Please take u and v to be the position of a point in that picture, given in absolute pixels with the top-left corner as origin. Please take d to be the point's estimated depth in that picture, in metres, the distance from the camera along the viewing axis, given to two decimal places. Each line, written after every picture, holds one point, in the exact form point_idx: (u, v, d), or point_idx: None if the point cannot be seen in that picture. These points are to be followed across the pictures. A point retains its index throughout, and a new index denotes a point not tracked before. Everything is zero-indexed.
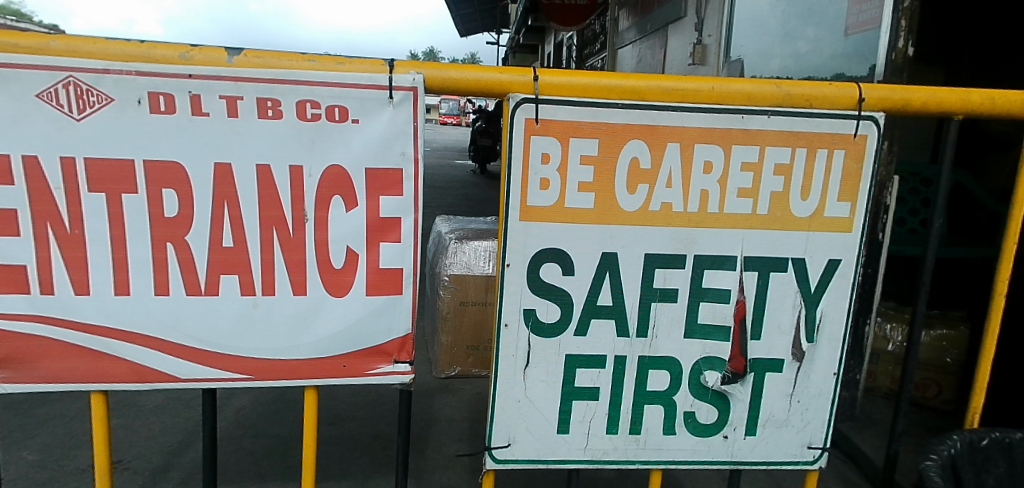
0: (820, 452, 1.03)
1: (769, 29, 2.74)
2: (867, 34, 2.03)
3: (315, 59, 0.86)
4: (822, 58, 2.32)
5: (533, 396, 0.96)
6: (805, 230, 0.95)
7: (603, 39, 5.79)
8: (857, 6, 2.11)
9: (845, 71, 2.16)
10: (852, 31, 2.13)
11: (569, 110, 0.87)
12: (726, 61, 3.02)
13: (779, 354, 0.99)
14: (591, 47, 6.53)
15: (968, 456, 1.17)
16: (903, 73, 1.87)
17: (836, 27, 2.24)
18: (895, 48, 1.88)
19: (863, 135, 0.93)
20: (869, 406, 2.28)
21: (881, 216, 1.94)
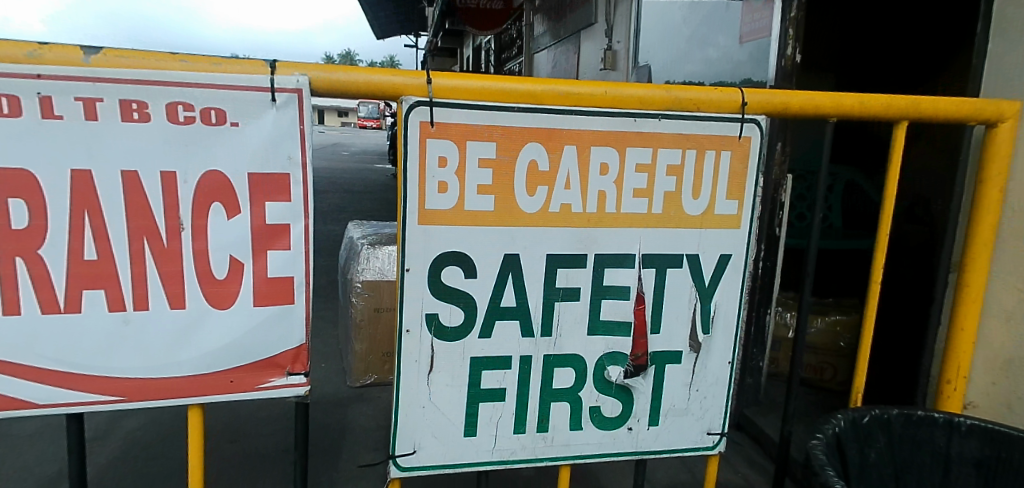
0: (718, 437, 1.09)
1: (674, 37, 2.88)
2: (760, 42, 2.19)
3: (187, 59, 0.83)
4: (722, 66, 2.46)
5: (438, 401, 0.95)
6: (697, 228, 1.00)
7: (522, 43, 5.88)
8: (752, 16, 2.27)
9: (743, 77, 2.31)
10: (746, 39, 2.30)
11: (465, 114, 0.88)
12: (635, 67, 3.15)
13: (677, 346, 1.03)
14: (509, 52, 6.61)
15: (851, 432, 1.27)
16: (793, 78, 2.00)
17: (734, 34, 2.39)
18: (784, 55, 2.01)
19: (747, 137, 0.99)
20: (771, 390, 2.42)
21: (777, 213, 2.06)
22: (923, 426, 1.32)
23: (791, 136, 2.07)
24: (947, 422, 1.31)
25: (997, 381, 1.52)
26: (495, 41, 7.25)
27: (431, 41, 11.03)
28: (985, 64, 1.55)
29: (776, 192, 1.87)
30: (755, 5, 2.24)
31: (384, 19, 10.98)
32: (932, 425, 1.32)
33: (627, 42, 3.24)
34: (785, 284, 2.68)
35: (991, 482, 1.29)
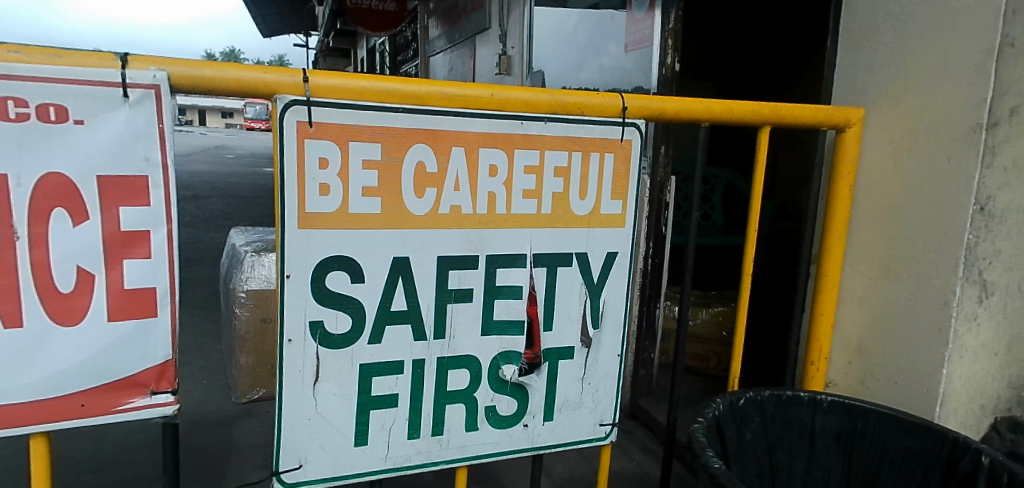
0: (610, 427, 1.12)
1: (565, 44, 2.97)
2: (643, 52, 2.31)
3: (19, 50, 0.76)
4: (610, 74, 2.57)
5: (326, 411, 0.92)
6: (585, 227, 1.03)
7: (417, 45, 5.83)
8: (635, 26, 2.39)
9: (629, 84, 2.42)
10: (631, 47, 2.42)
11: (347, 114, 0.85)
12: (529, 71, 3.23)
13: (570, 342, 1.06)
14: (403, 53, 6.53)
15: (729, 415, 1.36)
16: (673, 85, 2.10)
17: (619, 43, 2.51)
18: (664, 65, 2.11)
19: (628, 140, 1.02)
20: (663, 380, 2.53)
21: (663, 212, 2.16)
22: (791, 405, 1.44)
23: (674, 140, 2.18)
24: (811, 401, 1.44)
25: (852, 361, 1.68)
26: (390, 43, 7.15)
27: (322, 41, 10.70)
28: (835, 74, 1.71)
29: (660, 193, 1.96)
30: (638, 15, 2.37)
31: (269, 17, 10.53)
32: (799, 404, 1.44)
33: (519, 48, 3.31)
34: (672, 280, 2.82)
35: (850, 452, 1.42)
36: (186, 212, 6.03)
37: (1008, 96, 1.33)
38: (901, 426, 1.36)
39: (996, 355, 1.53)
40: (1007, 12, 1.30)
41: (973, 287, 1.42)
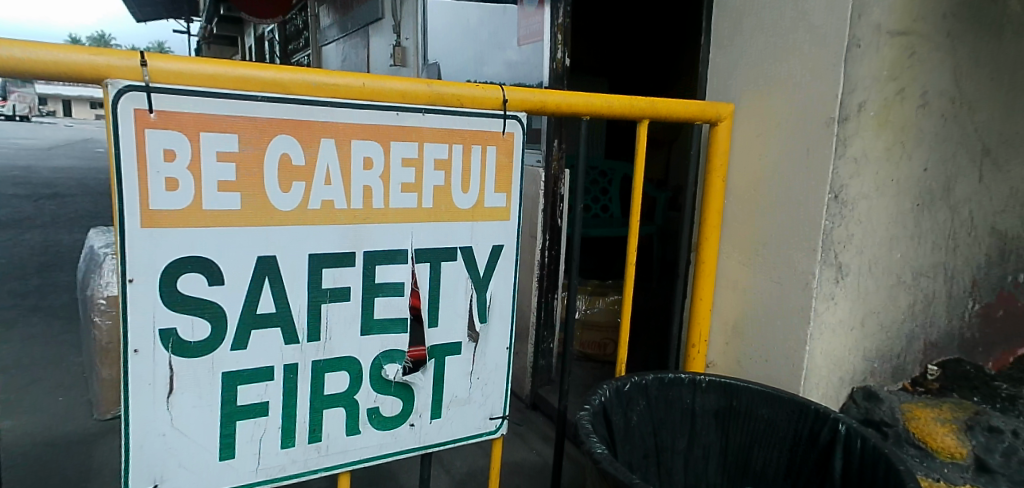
0: (500, 420, 1.12)
1: (459, 38, 2.98)
2: (534, 47, 2.36)
3: None
4: (503, 67, 2.62)
5: (183, 425, 0.86)
6: (469, 221, 1.01)
7: (308, 34, 5.62)
8: (526, 20, 2.42)
9: (523, 78, 2.46)
10: (524, 42, 2.45)
11: (196, 102, 0.79)
12: (426, 64, 3.27)
13: (457, 337, 1.04)
14: (294, 43, 6.29)
15: (615, 399, 1.45)
16: (564, 80, 2.13)
17: (512, 38, 2.55)
18: (555, 59, 2.14)
19: (510, 132, 1.02)
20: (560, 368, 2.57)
21: (558, 205, 2.18)
22: (673, 387, 1.54)
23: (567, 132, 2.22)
24: (691, 381, 1.55)
25: (728, 341, 1.81)
26: (279, 33, 6.85)
27: (202, 27, 10.06)
28: (709, 72, 1.82)
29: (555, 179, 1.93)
30: (528, 10, 2.41)
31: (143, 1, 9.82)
32: (680, 385, 1.54)
33: (414, 40, 3.35)
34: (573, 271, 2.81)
35: (727, 426, 1.55)
36: (47, 212, 5.51)
37: (854, 93, 1.50)
38: (770, 400, 1.50)
39: (850, 331, 1.72)
40: (852, 15, 1.45)
41: (830, 269, 1.58)
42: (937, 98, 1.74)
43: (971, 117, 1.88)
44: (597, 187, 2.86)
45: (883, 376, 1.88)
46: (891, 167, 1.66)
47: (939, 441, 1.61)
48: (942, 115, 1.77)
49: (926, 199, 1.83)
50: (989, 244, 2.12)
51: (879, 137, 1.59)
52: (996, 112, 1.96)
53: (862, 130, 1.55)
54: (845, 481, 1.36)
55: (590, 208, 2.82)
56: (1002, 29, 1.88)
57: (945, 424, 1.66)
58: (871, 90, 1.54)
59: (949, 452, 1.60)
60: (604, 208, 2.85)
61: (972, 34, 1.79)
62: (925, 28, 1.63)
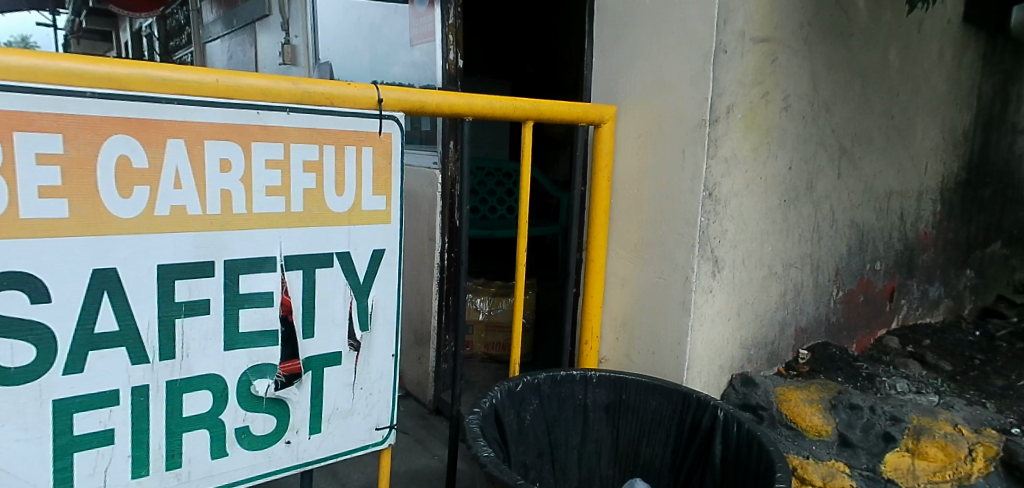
0: (387, 430, 1.08)
1: (350, 36, 2.90)
2: (426, 47, 2.33)
3: None
4: (396, 68, 2.57)
5: (5, 462, 0.76)
6: (345, 225, 0.97)
7: (190, 30, 5.29)
8: (418, 21, 2.39)
9: (417, 79, 2.43)
10: (416, 42, 2.41)
11: (9, 97, 0.71)
12: (317, 64, 3.15)
13: (336, 347, 1.00)
14: (175, 40, 5.91)
15: (507, 401, 1.44)
16: (457, 81, 2.11)
17: (403, 38, 2.51)
18: (448, 61, 2.12)
19: (387, 133, 0.99)
20: (468, 371, 2.52)
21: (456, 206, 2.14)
22: (565, 384, 1.57)
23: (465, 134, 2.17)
24: (582, 378, 1.58)
25: (618, 336, 1.88)
26: (158, 28, 6.40)
27: (68, 21, 9.24)
28: (592, 75, 1.86)
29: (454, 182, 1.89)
30: (419, 10, 2.37)
31: None
32: (571, 382, 1.57)
33: (305, 38, 3.24)
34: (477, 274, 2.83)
35: (617, 417, 1.60)
36: None
37: (722, 97, 1.60)
38: (657, 391, 1.55)
39: (727, 321, 1.82)
40: (718, 23, 1.55)
41: (707, 262, 1.68)
42: (798, 101, 1.88)
43: (829, 118, 2.04)
44: (502, 189, 2.87)
45: (760, 363, 2.00)
46: (759, 166, 1.78)
47: (807, 420, 1.73)
48: (802, 116, 1.91)
49: (792, 195, 1.96)
50: (849, 235, 2.31)
51: (747, 138, 1.71)
52: (850, 114, 2.14)
53: (731, 131, 1.66)
54: (724, 465, 1.44)
55: (495, 211, 2.85)
56: (852, 37, 2.06)
57: (813, 404, 1.79)
58: (738, 94, 1.65)
59: (816, 430, 1.72)
60: (510, 210, 2.87)
61: (826, 42, 1.95)
62: (784, 35, 1.76)
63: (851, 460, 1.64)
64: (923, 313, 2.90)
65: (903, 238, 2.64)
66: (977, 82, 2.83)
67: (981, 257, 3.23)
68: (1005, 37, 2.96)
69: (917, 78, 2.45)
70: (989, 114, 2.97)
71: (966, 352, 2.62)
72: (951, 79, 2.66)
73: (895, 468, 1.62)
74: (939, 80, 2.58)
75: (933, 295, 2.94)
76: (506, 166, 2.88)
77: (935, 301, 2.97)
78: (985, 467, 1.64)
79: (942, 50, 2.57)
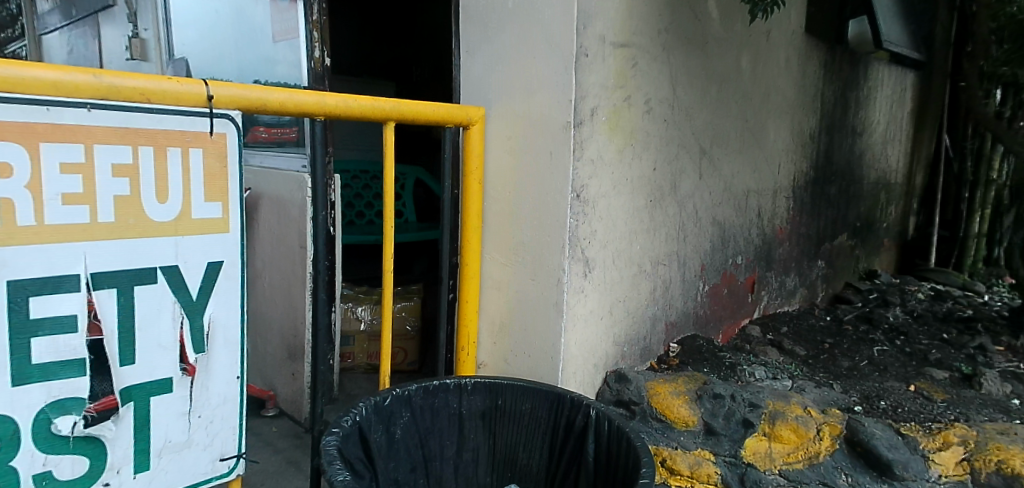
0: (234, 460, 1.00)
1: (206, 30, 2.69)
2: (290, 43, 2.20)
3: None
4: (257, 66, 2.42)
5: None
6: (172, 235, 0.88)
7: (23, 21, 4.73)
8: (280, 15, 2.25)
9: (281, 77, 2.29)
10: (279, 38, 2.28)
11: None
12: (170, 59, 2.90)
13: (165, 373, 0.90)
14: (7, 32, 5.28)
15: (373, 417, 1.38)
16: (324, 80, 2.00)
17: (264, 35, 2.36)
18: (313, 58, 1.99)
19: (221, 133, 0.91)
20: (347, 384, 2.41)
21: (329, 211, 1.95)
22: (439, 394, 1.52)
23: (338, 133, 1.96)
24: (456, 386, 1.54)
25: (496, 341, 1.86)
26: None
27: None
28: (460, 76, 1.83)
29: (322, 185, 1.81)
30: (281, 5, 2.23)
31: None
32: (445, 391, 1.52)
33: (155, 32, 2.98)
34: (358, 282, 2.73)
35: (493, 424, 1.58)
36: None
37: (586, 99, 1.63)
38: (531, 394, 1.54)
39: (600, 320, 1.85)
40: (578, 26, 1.57)
41: (577, 263, 1.70)
42: (658, 105, 1.95)
43: (689, 121, 2.13)
44: None
45: (633, 359, 2.06)
46: (625, 167, 1.84)
47: (675, 412, 1.81)
48: (663, 120, 1.99)
49: (657, 195, 2.03)
50: (712, 232, 2.44)
51: (611, 140, 1.76)
52: (708, 117, 2.25)
53: (596, 133, 1.69)
54: (597, 463, 1.45)
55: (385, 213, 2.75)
56: (707, 45, 2.17)
57: (680, 396, 1.87)
58: (601, 97, 1.69)
59: (683, 421, 1.80)
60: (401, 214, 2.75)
61: (684, 48, 2.04)
62: (643, 41, 1.83)
63: (715, 448, 1.74)
64: (781, 302, 3.13)
65: (761, 233, 2.82)
66: (820, 88, 3.09)
67: (829, 249, 3.53)
68: (842, 48, 3.25)
69: (766, 84, 2.63)
70: (831, 118, 3.25)
71: (818, 337, 2.85)
72: (797, 86, 2.88)
73: (754, 453, 1.72)
74: (786, 86, 2.79)
75: (789, 285, 3.18)
76: None
77: (792, 291, 3.21)
78: (831, 445, 1.77)
79: (788, 58, 2.77)
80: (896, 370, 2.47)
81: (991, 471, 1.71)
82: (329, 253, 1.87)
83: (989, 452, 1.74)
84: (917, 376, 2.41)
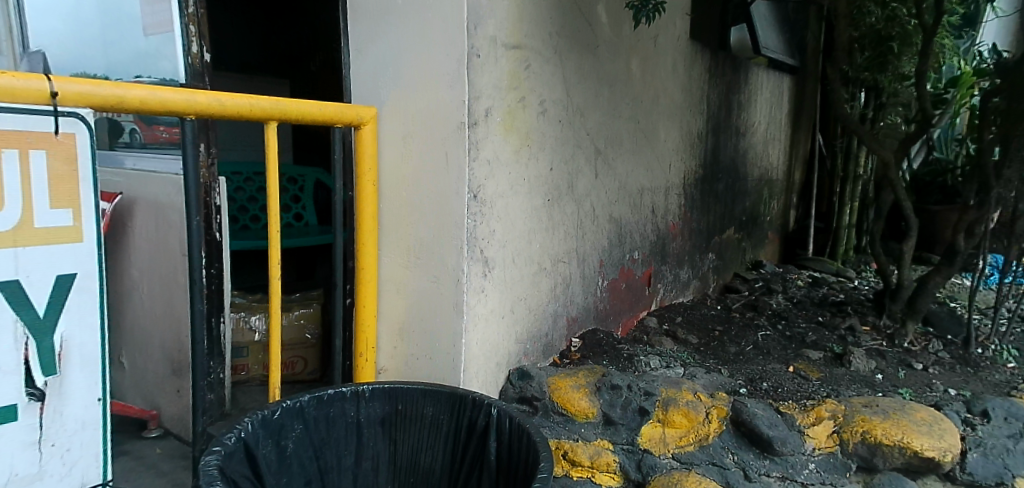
0: (98, 480, 1.02)
1: (67, 21, 2.48)
2: (163, 37, 2.04)
3: None
4: (127, 62, 2.25)
5: None
6: (14, 249, 0.88)
7: None
8: (150, 8, 2.07)
9: (152, 72, 2.14)
10: (150, 31, 2.11)
11: None
12: (25, 52, 2.65)
13: (11, 398, 0.91)
14: None
15: (261, 432, 1.32)
16: (205, 77, 1.84)
17: (134, 29, 2.19)
18: (190, 53, 1.83)
19: (67, 134, 0.92)
20: (241, 397, 2.28)
21: (214, 216, 1.75)
22: (334, 403, 1.47)
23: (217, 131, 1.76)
24: (353, 394, 1.49)
25: (396, 345, 1.82)
26: None
27: None
28: (351, 74, 1.77)
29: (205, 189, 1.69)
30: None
31: None
32: (341, 399, 1.48)
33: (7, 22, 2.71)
34: (251, 289, 2.59)
35: (393, 430, 1.54)
36: None
37: (479, 100, 1.63)
38: (432, 397, 1.53)
39: (501, 318, 1.85)
40: (468, 27, 1.57)
41: (476, 263, 1.70)
42: (553, 106, 1.99)
43: (583, 122, 2.18)
44: (290, 193, 2.59)
45: (536, 355, 2.08)
46: (521, 167, 1.85)
47: (575, 405, 1.85)
48: (558, 120, 2.03)
49: (555, 195, 2.07)
50: (609, 229, 2.51)
51: (507, 141, 1.77)
52: (602, 119, 2.31)
53: (491, 134, 1.70)
54: (499, 462, 1.45)
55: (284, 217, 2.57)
56: (598, 48, 2.23)
57: (581, 389, 1.91)
58: (495, 98, 1.70)
59: (583, 413, 1.84)
60: (299, 218, 2.60)
61: (575, 51, 2.08)
62: (536, 43, 1.85)
63: (614, 437, 1.82)
64: (676, 294, 3.27)
65: (656, 229, 2.94)
66: (705, 91, 3.25)
67: (719, 242, 3.73)
68: (724, 54, 3.44)
69: (656, 87, 2.73)
70: (716, 119, 3.43)
71: (710, 325, 3.01)
72: (684, 89, 3.02)
73: (650, 439, 1.80)
74: (674, 88, 2.91)
75: (683, 277, 3.33)
76: (290, 171, 2.58)
77: (685, 283, 3.36)
78: (718, 426, 1.87)
79: (675, 62, 2.90)
80: (778, 353, 2.65)
81: (858, 441, 1.86)
82: (213, 261, 1.75)
83: (855, 423, 1.90)
84: (796, 357, 2.60)
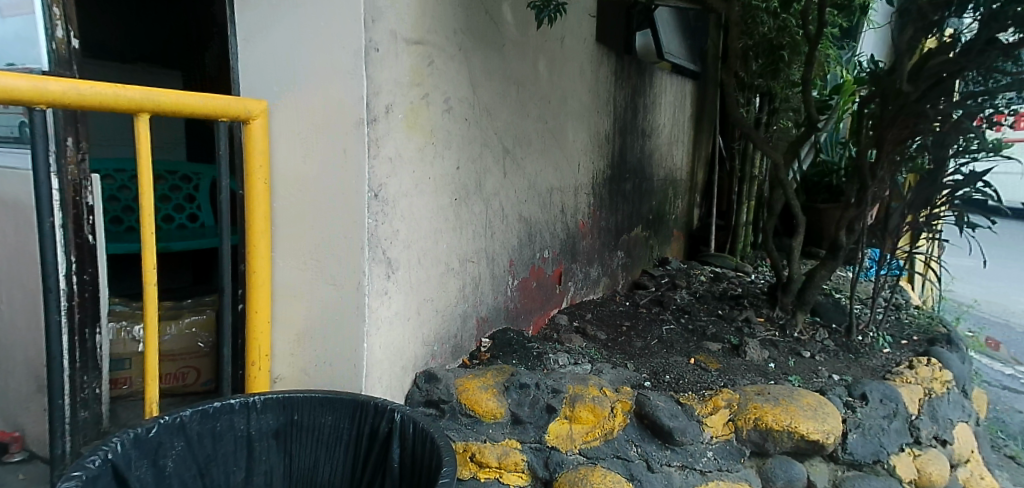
0: None
1: None
2: (22, 20, 1.84)
3: None
4: None
5: None
6: None
7: None
8: None
9: (10, 58, 1.93)
10: (8, 13, 1.91)
11: None
12: None
13: None
14: None
15: (133, 452, 1.23)
16: (74, 65, 1.67)
17: None
18: (53, 38, 1.63)
19: None
20: (123, 413, 2.10)
21: (87, 216, 1.58)
22: (222, 416, 1.38)
23: (88, 124, 1.59)
24: (243, 406, 1.40)
25: (294, 351, 1.73)
26: None
27: None
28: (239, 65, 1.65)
29: (73, 187, 1.53)
30: None
31: None
32: (230, 412, 1.39)
33: None
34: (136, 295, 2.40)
35: (289, 441, 1.46)
36: None
37: (379, 96, 1.58)
38: (331, 406, 1.45)
39: (406, 321, 1.80)
40: (365, 20, 1.51)
41: (378, 264, 1.64)
42: (458, 104, 1.96)
43: (490, 121, 2.16)
44: (180, 194, 2.36)
45: (443, 357, 2.04)
46: (426, 165, 1.81)
47: (483, 406, 1.83)
48: (464, 119, 2.00)
49: (461, 194, 2.04)
50: (519, 228, 2.50)
51: (410, 139, 1.72)
52: (509, 119, 2.30)
53: (393, 131, 1.64)
54: (402, 470, 1.40)
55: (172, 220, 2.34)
56: (504, 47, 2.22)
57: (489, 389, 1.89)
58: (396, 94, 1.64)
59: (491, 413, 1.83)
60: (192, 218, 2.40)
61: (480, 50, 2.05)
62: (437, 39, 1.80)
63: (521, 436, 1.81)
64: (586, 291, 3.32)
65: (566, 228, 2.96)
66: (612, 93, 3.32)
67: (627, 240, 3.82)
68: (630, 57, 3.52)
69: (563, 87, 2.75)
70: (623, 121, 3.51)
71: (618, 320, 3.07)
72: (591, 91, 3.06)
73: (557, 437, 1.81)
74: (582, 90, 2.95)
75: (593, 275, 3.38)
76: (182, 167, 2.37)
77: (595, 280, 3.42)
78: (623, 420, 1.89)
79: (582, 64, 2.93)
80: (681, 346, 2.74)
81: (751, 428, 1.94)
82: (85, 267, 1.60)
83: (748, 411, 1.97)
84: (697, 349, 2.69)
